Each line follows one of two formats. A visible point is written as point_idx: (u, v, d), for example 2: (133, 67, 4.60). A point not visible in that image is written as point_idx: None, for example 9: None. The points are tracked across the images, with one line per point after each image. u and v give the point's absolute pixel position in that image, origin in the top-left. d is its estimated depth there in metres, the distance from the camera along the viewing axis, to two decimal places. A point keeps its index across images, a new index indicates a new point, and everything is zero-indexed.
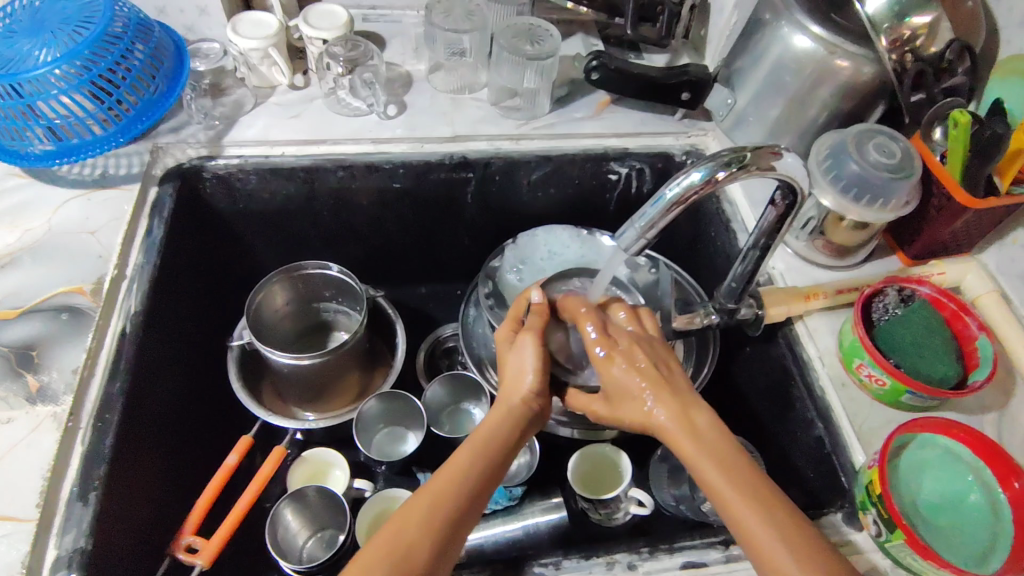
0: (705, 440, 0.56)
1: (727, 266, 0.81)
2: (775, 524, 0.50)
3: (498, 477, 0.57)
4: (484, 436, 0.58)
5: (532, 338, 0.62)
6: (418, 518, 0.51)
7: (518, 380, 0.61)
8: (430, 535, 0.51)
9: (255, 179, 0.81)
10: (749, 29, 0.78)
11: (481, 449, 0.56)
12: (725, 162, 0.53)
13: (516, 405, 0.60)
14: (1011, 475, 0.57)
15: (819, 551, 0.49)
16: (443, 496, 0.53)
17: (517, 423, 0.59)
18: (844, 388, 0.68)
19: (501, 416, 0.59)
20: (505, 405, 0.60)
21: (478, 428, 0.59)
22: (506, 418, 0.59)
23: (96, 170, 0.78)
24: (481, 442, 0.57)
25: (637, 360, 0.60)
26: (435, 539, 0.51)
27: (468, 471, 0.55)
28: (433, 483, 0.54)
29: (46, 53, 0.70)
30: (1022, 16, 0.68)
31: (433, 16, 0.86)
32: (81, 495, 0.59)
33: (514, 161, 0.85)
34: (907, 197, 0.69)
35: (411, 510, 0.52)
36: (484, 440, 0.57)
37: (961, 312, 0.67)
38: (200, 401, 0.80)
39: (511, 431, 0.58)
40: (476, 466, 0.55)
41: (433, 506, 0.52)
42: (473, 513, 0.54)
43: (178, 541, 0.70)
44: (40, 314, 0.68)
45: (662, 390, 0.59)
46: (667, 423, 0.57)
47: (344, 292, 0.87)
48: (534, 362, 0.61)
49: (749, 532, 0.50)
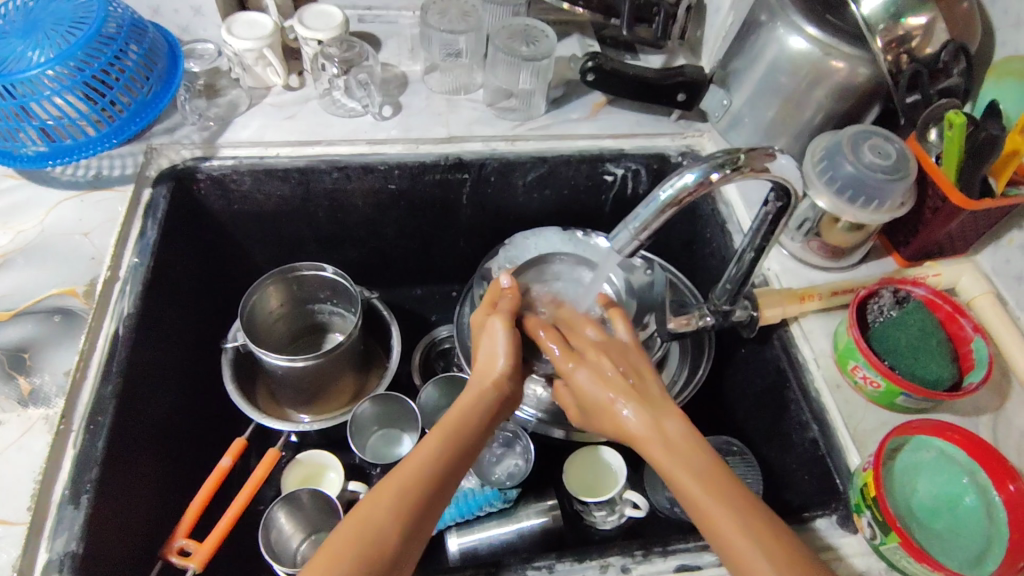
0: (676, 444, 0.55)
1: (722, 267, 0.81)
2: (744, 516, 0.49)
3: (465, 468, 0.56)
4: (455, 423, 0.57)
5: (502, 322, 0.63)
6: (382, 506, 0.51)
7: (489, 362, 0.62)
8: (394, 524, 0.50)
9: (249, 180, 0.81)
10: (745, 30, 0.78)
11: (450, 436, 0.56)
12: (719, 164, 0.52)
13: (489, 389, 0.60)
14: (1005, 477, 0.57)
15: (787, 544, 0.48)
16: (407, 485, 0.52)
17: (489, 407, 0.59)
18: (839, 389, 0.68)
19: (472, 402, 0.59)
20: (478, 387, 0.61)
21: (448, 414, 0.58)
22: (481, 404, 0.59)
23: (89, 171, 0.78)
24: (449, 430, 0.57)
25: (602, 369, 0.60)
26: (398, 528, 0.50)
27: (435, 461, 0.54)
28: (398, 472, 0.53)
29: (40, 55, 0.69)
30: (1017, 17, 0.68)
31: (428, 17, 0.86)
32: (72, 498, 0.58)
33: (510, 162, 0.84)
34: (902, 199, 0.69)
35: (377, 497, 0.52)
36: (454, 426, 0.57)
37: (956, 313, 0.67)
38: (194, 402, 0.80)
39: (480, 419, 0.58)
40: (442, 458, 0.54)
41: (398, 494, 0.52)
42: (438, 503, 0.53)
43: (170, 544, 0.69)
44: (32, 317, 0.68)
45: (632, 396, 0.58)
46: (639, 429, 0.57)
47: (339, 293, 0.87)
48: (504, 343, 0.62)
49: (717, 526, 0.50)
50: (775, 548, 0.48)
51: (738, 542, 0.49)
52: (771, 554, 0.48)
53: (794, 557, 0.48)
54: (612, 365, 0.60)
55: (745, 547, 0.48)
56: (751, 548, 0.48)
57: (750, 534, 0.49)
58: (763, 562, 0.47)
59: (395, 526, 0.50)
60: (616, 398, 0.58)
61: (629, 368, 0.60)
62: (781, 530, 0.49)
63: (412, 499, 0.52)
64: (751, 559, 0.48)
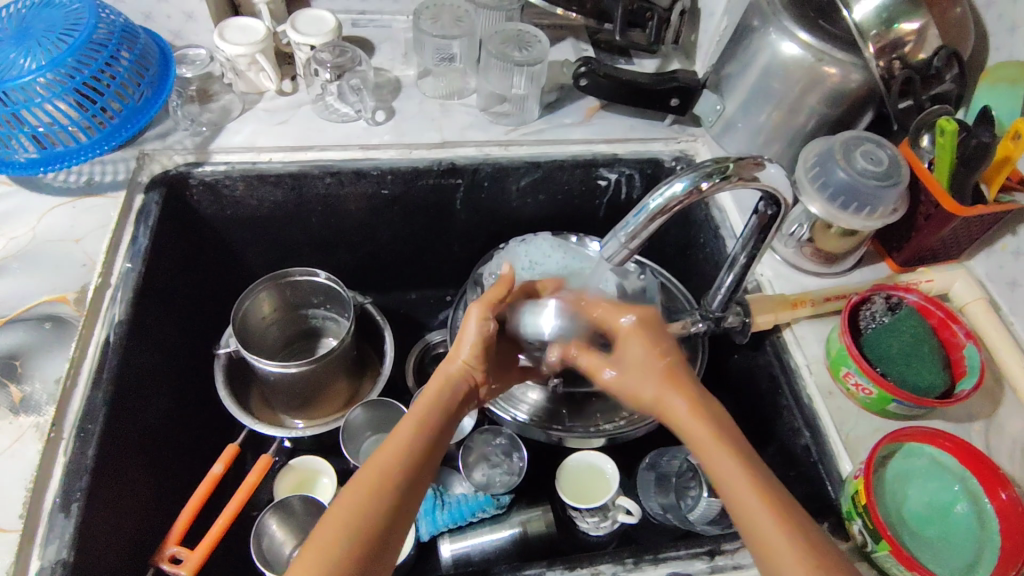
0: (700, 429, 0.55)
1: (715, 272, 0.81)
2: (741, 475, 0.51)
3: (439, 453, 0.57)
4: (427, 411, 0.58)
5: (479, 315, 0.63)
6: (362, 496, 0.51)
7: (457, 348, 0.63)
8: (376, 510, 0.51)
9: (242, 185, 0.81)
10: (738, 35, 0.77)
11: (425, 422, 0.57)
12: (708, 173, 0.52)
13: (457, 376, 0.61)
14: (998, 486, 0.57)
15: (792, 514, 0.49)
16: (386, 476, 0.53)
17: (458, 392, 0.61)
18: (831, 396, 0.68)
19: (443, 386, 0.60)
20: (447, 371, 0.62)
21: (419, 403, 0.59)
22: (449, 390, 0.60)
23: (82, 177, 0.78)
24: (421, 419, 0.57)
25: (648, 355, 0.60)
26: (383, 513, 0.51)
27: (409, 450, 0.55)
28: (373, 462, 0.54)
29: (32, 61, 0.69)
30: (1011, 22, 0.68)
31: (421, 22, 0.86)
32: (62, 506, 0.58)
33: (503, 167, 0.84)
34: (894, 205, 0.69)
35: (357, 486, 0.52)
36: (425, 416, 0.58)
37: (949, 319, 0.67)
38: (187, 409, 0.80)
39: (450, 403, 0.60)
40: (417, 446, 0.55)
41: (375, 484, 0.52)
42: (417, 490, 0.54)
43: (161, 551, 0.70)
44: (23, 324, 0.67)
45: (678, 382, 0.58)
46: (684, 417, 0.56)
47: (332, 298, 0.87)
48: (474, 335, 0.62)
49: (730, 489, 0.51)
50: (774, 513, 0.49)
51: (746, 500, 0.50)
52: (777, 515, 0.49)
53: (792, 522, 0.48)
54: (662, 351, 0.60)
55: (754, 503, 0.49)
56: (759, 507, 0.49)
57: (756, 494, 0.50)
58: (770, 519, 0.48)
59: (379, 511, 0.51)
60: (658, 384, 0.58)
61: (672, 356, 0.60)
62: (778, 490, 0.50)
63: (391, 487, 0.52)
64: (761, 516, 0.49)
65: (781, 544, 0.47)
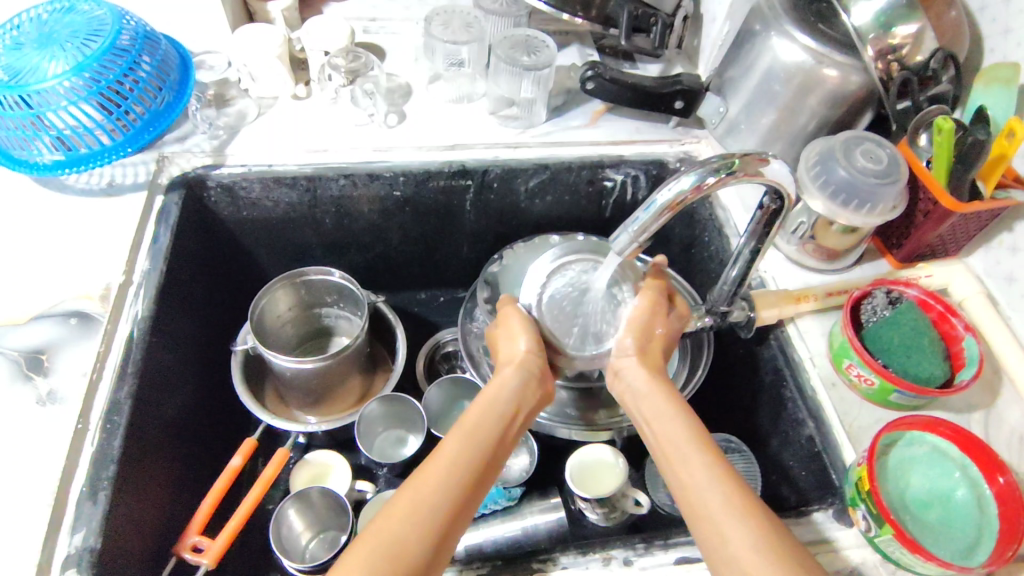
0: (649, 391, 0.61)
1: (719, 270, 0.83)
2: (684, 453, 0.55)
3: (488, 475, 0.56)
4: (485, 417, 0.58)
5: (516, 309, 0.68)
6: (396, 523, 0.49)
7: (512, 347, 0.65)
8: (412, 537, 0.49)
9: (259, 187, 0.83)
10: (741, 39, 0.80)
11: (475, 435, 0.56)
12: (714, 169, 0.55)
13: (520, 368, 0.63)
14: (995, 470, 0.59)
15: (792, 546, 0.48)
16: (418, 506, 0.50)
17: (516, 394, 0.61)
18: (834, 388, 0.70)
19: (498, 395, 0.60)
20: (508, 369, 0.63)
21: (470, 415, 0.58)
22: (506, 393, 0.60)
23: (103, 180, 0.80)
24: (474, 428, 0.57)
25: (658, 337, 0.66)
26: (421, 537, 0.49)
27: (453, 470, 0.53)
28: (412, 483, 0.52)
29: (57, 65, 0.73)
30: (1005, 25, 0.70)
31: (432, 28, 0.89)
32: (90, 495, 0.60)
33: (512, 168, 0.86)
34: (894, 202, 0.71)
35: (397, 502, 0.51)
36: (475, 425, 0.57)
37: (948, 313, 0.69)
38: (206, 403, 0.82)
39: (507, 406, 0.60)
40: (462, 457, 0.54)
41: (408, 514, 0.50)
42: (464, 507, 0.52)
43: (184, 541, 0.71)
44: (50, 320, 0.70)
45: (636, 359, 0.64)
46: (635, 387, 0.63)
47: (346, 297, 0.89)
48: (521, 326, 0.66)
49: (674, 460, 0.55)
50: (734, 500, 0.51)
51: (692, 470, 0.54)
52: (738, 501, 0.51)
53: (754, 512, 0.50)
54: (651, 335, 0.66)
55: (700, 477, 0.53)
56: (729, 504, 0.51)
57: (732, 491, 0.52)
58: (728, 499, 0.51)
59: (412, 537, 0.49)
60: (617, 350, 0.65)
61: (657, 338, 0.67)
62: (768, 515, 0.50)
63: (427, 518, 0.50)
64: (712, 496, 0.51)
65: (737, 530, 0.49)
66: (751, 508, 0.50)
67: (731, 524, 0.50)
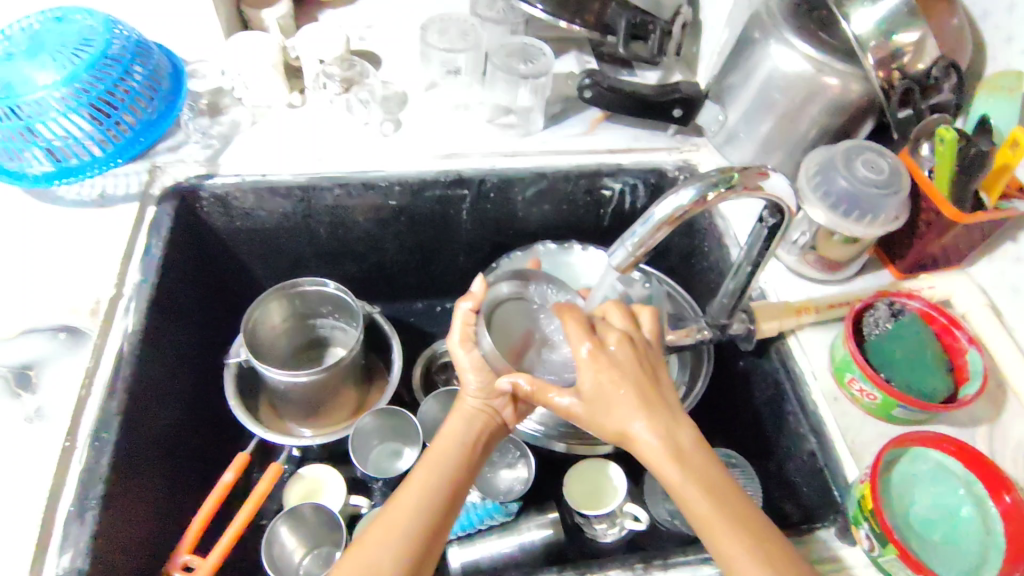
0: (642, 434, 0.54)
1: (718, 280, 0.82)
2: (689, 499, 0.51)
3: (459, 497, 0.57)
4: (448, 450, 0.59)
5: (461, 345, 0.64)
6: (373, 546, 0.52)
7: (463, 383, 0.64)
8: (390, 558, 0.51)
9: (253, 197, 0.81)
10: (740, 46, 0.79)
11: (438, 461, 0.58)
12: (713, 183, 0.54)
13: (475, 411, 0.63)
14: (1001, 489, 0.58)
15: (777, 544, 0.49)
16: (392, 528, 0.53)
17: (474, 428, 0.61)
18: (835, 402, 0.69)
19: (460, 429, 0.61)
20: (466, 409, 0.63)
21: (432, 450, 0.59)
22: (465, 426, 0.61)
23: (94, 191, 0.79)
24: (437, 458, 0.58)
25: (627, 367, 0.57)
26: (398, 557, 0.52)
27: (425, 491, 0.55)
28: (385, 511, 0.54)
29: (47, 76, 0.72)
30: (1008, 32, 0.69)
31: (427, 36, 0.89)
32: (77, 514, 0.59)
33: (509, 177, 0.85)
34: (896, 212, 0.70)
35: (373, 528, 0.53)
36: (438, 455, 0.58)
37: (951, 326, 0.67)
38: (199, 415, 0.81)
39: (467, 437, 0.60)
40: (434, 481, 0.56)
41: (384, 535, 0.52)
42: (439, 529, 0.55)
43: (173, 561, 0.70)
44: (39, 334, 0.69)
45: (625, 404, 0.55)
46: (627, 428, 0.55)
47: (341, 308, 0.87)
48: (467, 364, 0.64)
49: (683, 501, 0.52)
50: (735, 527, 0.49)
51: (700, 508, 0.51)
52: (738, 529, 0.49)
53: (749, 522, 0.50)
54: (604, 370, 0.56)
55: (709, 513, 0.50)
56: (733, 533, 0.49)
57: (730, 522, 0.50)
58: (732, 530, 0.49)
59: (390, 558, 0.51)
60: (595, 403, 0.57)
61: (612, 358, 0.57)
62: (755, 517, 0.51)
63: (402, 539, 0.52)
64: (721, 530, 0.49)
65: (736, 550, 0.49)
66: (748, 528, 0.50)
67: (739, 553, 0.49)
